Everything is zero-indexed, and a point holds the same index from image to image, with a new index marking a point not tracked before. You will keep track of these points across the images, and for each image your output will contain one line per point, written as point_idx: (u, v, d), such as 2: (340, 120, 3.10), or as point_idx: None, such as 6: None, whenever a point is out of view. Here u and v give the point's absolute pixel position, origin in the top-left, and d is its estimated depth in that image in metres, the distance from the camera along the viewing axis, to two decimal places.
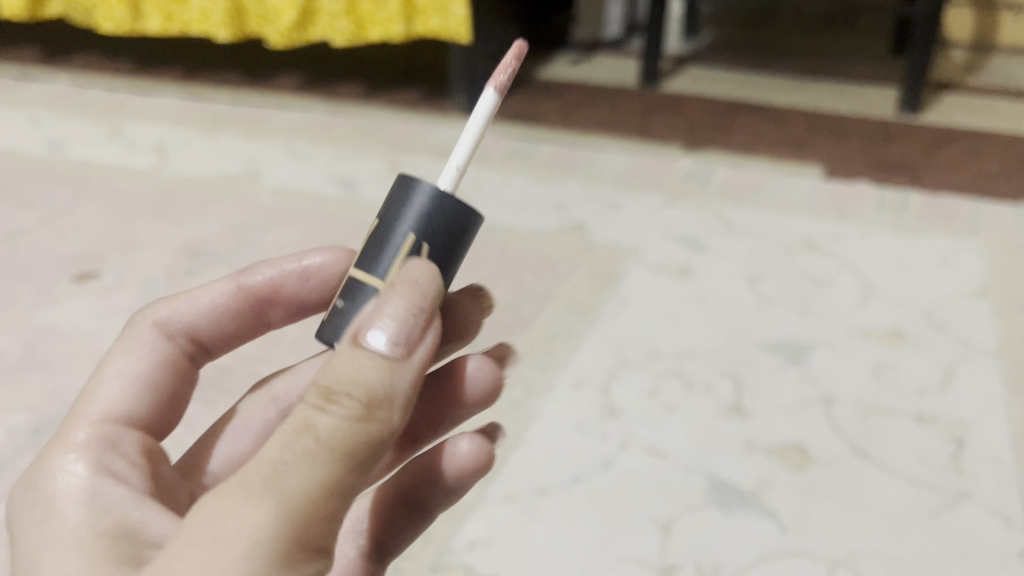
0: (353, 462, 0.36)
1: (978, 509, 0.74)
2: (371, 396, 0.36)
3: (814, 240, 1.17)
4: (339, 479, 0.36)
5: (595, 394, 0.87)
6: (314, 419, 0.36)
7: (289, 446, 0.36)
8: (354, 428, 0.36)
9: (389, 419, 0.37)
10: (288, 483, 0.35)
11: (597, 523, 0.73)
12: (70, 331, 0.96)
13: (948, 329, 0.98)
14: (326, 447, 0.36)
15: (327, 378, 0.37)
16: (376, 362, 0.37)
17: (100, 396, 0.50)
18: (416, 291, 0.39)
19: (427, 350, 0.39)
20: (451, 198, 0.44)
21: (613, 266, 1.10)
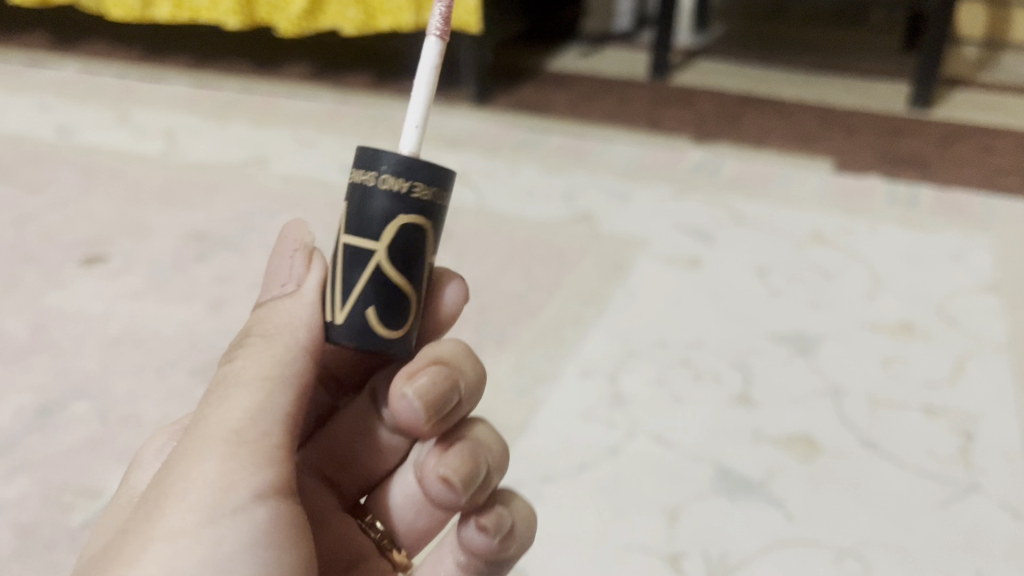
0: (276, 382, 0.46)
1: (987, 502, 0.74)
2: (270, 331, 0.47)
3: (824, 233, 1.17)
4: (262, 398, 0.45)
5: (602, 383, 0.87)
6: (229, 366, 0.47)
7: (214, 392, 0.46)
8: (259, 359, 0.46)
9: (294, 336, 0.47)
10: (217, 415, 0.45)
11: (603, 511, 0.73)
12: (78, 314, 0.96)
13: (958, 324, 0.98)
14: (240, 380, 0.45)
15: (239, 337, 0.49)
16: (274, 310, 0.48)
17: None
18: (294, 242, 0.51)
19: (318, 277, 0.49)
20: (416, 160, 0.44)
21: (621, 256, 1.10)
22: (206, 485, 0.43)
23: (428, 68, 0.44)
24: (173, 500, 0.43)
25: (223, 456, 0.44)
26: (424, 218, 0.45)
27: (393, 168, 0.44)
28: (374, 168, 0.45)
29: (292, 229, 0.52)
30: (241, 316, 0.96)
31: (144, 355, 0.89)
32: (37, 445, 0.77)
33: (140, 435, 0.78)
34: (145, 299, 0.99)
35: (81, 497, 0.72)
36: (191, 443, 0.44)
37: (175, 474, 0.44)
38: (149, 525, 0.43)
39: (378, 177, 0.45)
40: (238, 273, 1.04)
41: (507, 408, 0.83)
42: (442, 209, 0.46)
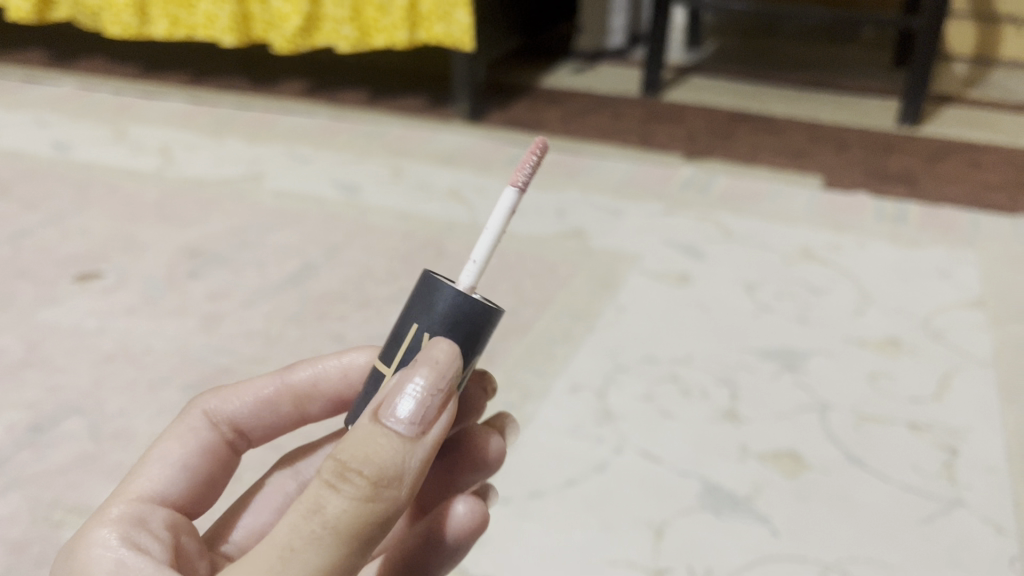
0: (363, 539, 0.38)
1: (970, 516, 0.74)
2: (378, 478, 0.38)
3: (812, 249, 1.18)
4: (342, 556, 0.38)
5: (591, 398, 0.88)
6: (326, 498, 0.38)
7: (300, 521, 0.38)
8: (362, 509, 0.38)
9: (396, 495, 0.39)
10: (297, 563, 0.37)
11: (590, 526, 0.73)
12: (72, 330, 0.97)
13: (944, 339, 0.99)
14: (334, 528, 0.37)
15: (340, 455, 0.38)
16: (389, 449, 0.38)
17: (139, 474, 0.51)
18: (439, 371, 0.40)
19: (443, 429, 0.40)
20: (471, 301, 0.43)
21: (612, 271, 1.11)
22: None
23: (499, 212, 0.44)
24: None
25: None
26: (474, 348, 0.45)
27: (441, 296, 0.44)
28: (426, 295, 0.44)
29: (441, 345, 0.41)
30: (235, 331, 0.97)
31: (137, 371, 0.90)
32: (29, 462, 0.78)
33: (131, 451, 0.79)
34: (138, 315, 1.00)
35: (71, 514, 0.72)
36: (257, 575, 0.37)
37: None
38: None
39: (429, 294, 0.44)
40: (231, 289, 1.05)
41: None
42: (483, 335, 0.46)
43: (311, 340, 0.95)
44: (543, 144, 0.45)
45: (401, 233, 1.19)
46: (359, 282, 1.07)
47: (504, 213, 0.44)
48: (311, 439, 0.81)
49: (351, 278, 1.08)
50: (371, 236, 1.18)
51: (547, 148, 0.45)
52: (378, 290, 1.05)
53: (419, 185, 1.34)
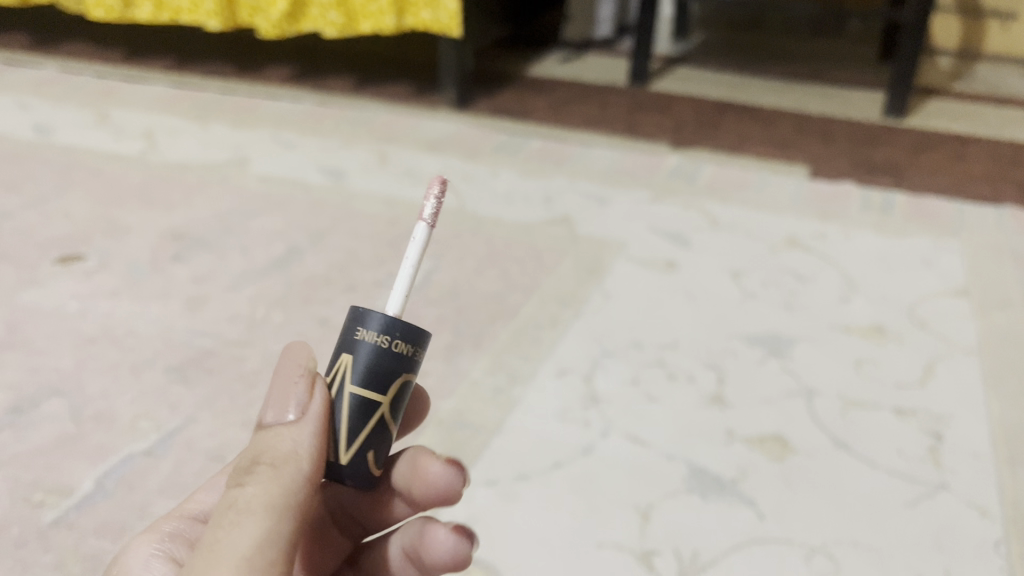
0: (285, 514, 0.39)
1: (956, 500, 0.74)
2: (277, 459, 0.40)
3: (798, 237, 1.18)
4: (274, 529, 0.39)
5: (577, 383, 0.88)
6: (236, 493, 0.39)
7: (218, 521, 0.39)
8: (273, 484, 0.39)
9: (302, 466, 0.41)
10: (227, 545, 0.37)
11: (577, 509, 0.73)
12: (53, 313, 0.95)
13: (929, 326, 0.99)
14: (250, 508, 0.38)
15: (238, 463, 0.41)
16: (280, 436, 0.41)
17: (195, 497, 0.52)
18: (298, 366, 0.44)
19: (326, 407, 0.43)
20: (388, 319, 0.43)
21: (598, 258, 1.11)
22: None
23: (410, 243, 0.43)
24: None
25: None
26: (400, 372, 0.43)
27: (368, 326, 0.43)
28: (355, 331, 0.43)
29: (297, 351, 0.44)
30: (218, 314, 0.96)
31: (119, 353, 0.89)
32: (9, 443, 0.77)
33: (113, 433, 0.78)
34: (121, 298, 0.99)
35: (52, 495, 0.71)
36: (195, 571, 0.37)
37: None
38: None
39: (357, 331, 0.43)
40: (215, 273, 1.04)
41: (483, 408, 0.83)
42: (416, 366, 0.44)
43: (296, 324, 0.95)
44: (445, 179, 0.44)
45: (387, 219, 1.18)
46: (344, 267, 1.06)
47: (417, 244, 0.43)
48: None
49: (336, 263, 1.07)
50: (357, 222, 1.17)
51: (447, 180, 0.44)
52: (364, 274, 1.05)
53: (405, 171, 1.33)
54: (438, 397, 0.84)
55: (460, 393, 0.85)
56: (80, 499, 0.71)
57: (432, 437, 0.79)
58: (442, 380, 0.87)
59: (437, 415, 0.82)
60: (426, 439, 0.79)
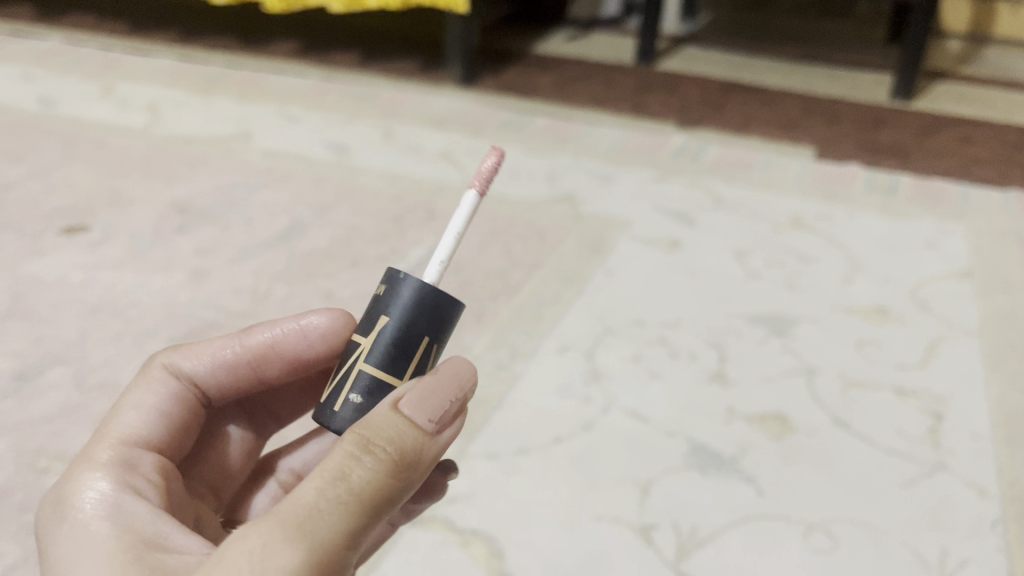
0: (373, 515, 0.37)
1: (954, 479, 0.75)
2: (399, 456, 0.38)
3: (802, 218, 1.18)
4: (360, 525, 0.36)
5: (579, 359, 0.88)
6: (351, 465, 0.37)
7: (324, 483, 0.36)
8: (383, 482, 0.37)
9: (411, 479, 0.39)
10: (322, 518, 0.35)
11: (577, 482, 0.73)
12: (57, 283, 0.96)
13: (931, 308, 0.99)
14: (358, 494, 0.36)
15: (364, 431, 0.38)
16: (409, 433, 0.39)
17: (117, 422, 0.48)
18: (456, 382, 0.43)
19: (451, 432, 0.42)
20: (435, 290, 0.45)
21: (602, 236, 1.11)
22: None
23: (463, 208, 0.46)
24: None
25: (305, 562, 0.34)
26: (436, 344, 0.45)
27: (411, 293, 0.44)
28: (391, 289, 0.45)
29: (460, 364, 0.44)
30: (222, 286, 0.97)
31: (124, 323, 0.89)
32: (14, 410, 0.77)
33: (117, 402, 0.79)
34: (125, 269, 0.99)
35: (56, 462, 0.72)
36: (289, 528, 0.34)
37: (257, 558, 0.33)
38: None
39: (391, 288, 0.45)
40: (218, 245, 1.04)
41: (485, 382, 0.84)
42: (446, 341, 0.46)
43: (300, 297, 0.95)
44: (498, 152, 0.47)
45: (391, 194, 1.18)
46: (347, 242, 1.06)
47: (467, 210, 0.46)
48: None
49: (340, 237, 1.07)
50: (361, 197, 1.17)
51: (501, 152, 0.47)
52: (367, 249, 1.05)
53: (410, 147, 1.33)
54: None
55: None
56: None
57: None
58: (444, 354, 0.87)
59: None
60: None
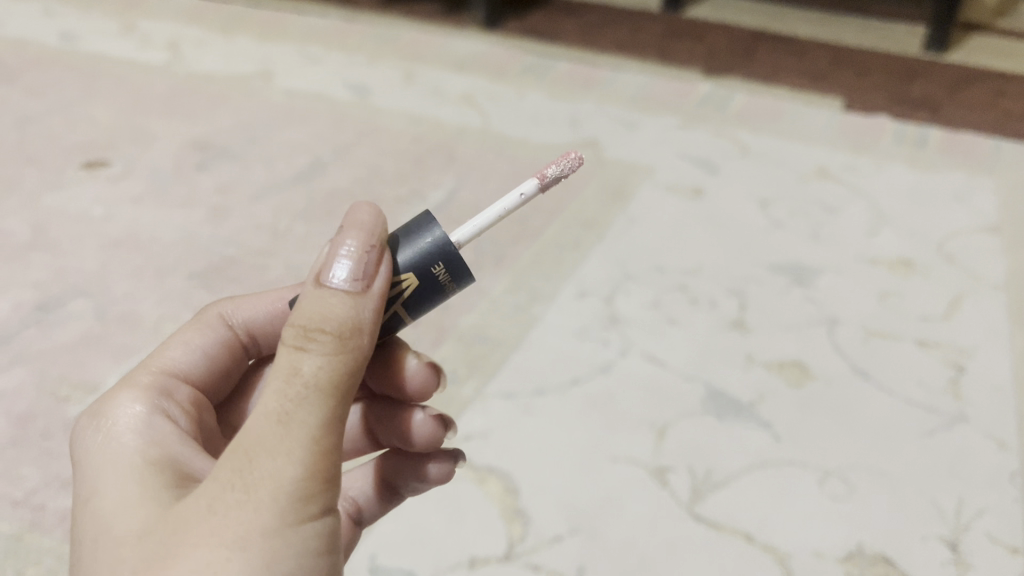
0: (344, 393, 0.39)
1: (973, 431, 0.74)
2: (340, 331, 0.39)
3: (828, 169, 1.16)
4: (336, 405, 0.38)
5: (598, 303, 0.88)
6: (299, 360, 0.38)
7: (284, 387, 0.38)
8: (335, 363, 0.39)
9: (362, 344, 0.40)
10: (293, 416, 0.37)
11: (593, 423, 0.73)
12: (78, 216, 0.96)
13: (957, 261, 0.98)
14: (315, 384, 0.38)
15: (298, 321, 0.39)
16: (340, 305, 0.40)
17: (161, 355, 0.52)
18: (366, 230, 0.42)
19: (386, 279, 0.42)
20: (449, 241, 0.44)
21: (624, 182, 1.10)
22: (269, 479, 0.36)
23: (515, 193, 0.46)
24: (246, 509, 0.36)
25: (295, 458, 0.37)
26: (426, 294, 0.44)
27: (424, 228, 0.44)
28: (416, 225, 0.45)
29: (364, 209, 0.43)
30: (241, 224, 0.96)
31: (143, 257, 0.90)
32: (36, 339, 0.78)
33: (137, 333, 0.79)
34: (145, 205, 0.99)
35: (78, 390, 0.73)
36: (266, 440, 0.37)
37: (252, 470, 0.37)
38: (211, 548, 0.35)
39: (415, 228, 0.44)
40: (238, 183, 1.04)
41: (503, 324, 0.84)
42: (439, 297, 0.45)
43: (319, 236, 0.95)
44: (580, 163, 0.47)
45: (412, 136, 1.17)
46: (367, 182, 1.06)
47: (520, 196, 0.46)
48: None
49: (360, 177, 1.07)
50: (381, 138, 1.16)
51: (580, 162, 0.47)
52: (387, 190, 1.04)
53: (431, 90, 1.31)
54: (458, 312, 0.85)
55: (481, 309, 0.86)
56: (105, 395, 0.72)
57: (453, 351, 0.80)
58: (463, 296, 0.87)
59: (457, 328, 0.83)
60: (446, 353, 0.80)
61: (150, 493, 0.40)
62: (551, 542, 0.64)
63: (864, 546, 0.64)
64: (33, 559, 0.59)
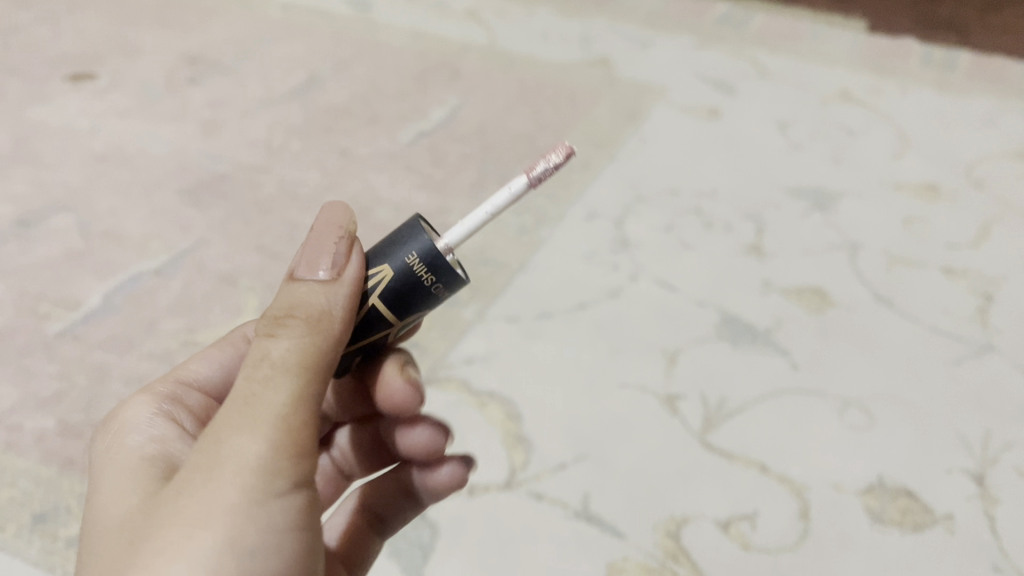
0: (316, 376, 0.37)
1: (1002, 361, 0.70)
2: (311, 315, 0.37)
3: (851, 91, 1.10)
4: (305, 387, 0.36)
5: (607, 226, 0.83)
6: (268, 345, 0.37)
7: (251, 373, 0.36)
8: (306, 345, 0.37)
9: (334, 330, 0.38)
10: (259, 397, 0.35)
11: (601, 348, 0.70)
12: (62, 129, 0.91)
13: (986, 188, 0.93)
14: (284, 365, 0.36)
15: (271, 311, 0.38)
16: (312, 293, 0.38)
17: (183, 366, 0.49)
18: (336, 226, 0.41)
19: (359, 268, 0.40)
20: (417, 227, 0.40)
21: (637, 102, 1.04)
22: (230, 458, 0.34)
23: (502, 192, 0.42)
24: (206, 489, 0.33)
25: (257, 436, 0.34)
26: (402, 289, 0.40)
27: (407, 225, 0.41)
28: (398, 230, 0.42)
29: (336, 210, 0.43)
30: (234, 139, 0.92)
31: (131, 172, 0.85)
32: (15, 254, 0.74)
33: (123, 251, 0.76)
34: (133, 119, 0.94)
35: (59, 307, 0.69)
36: (227, 422, 0.35)
37: (213, 452, 0.34)
38: (169, 529, 0.33)
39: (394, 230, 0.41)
40: (231, 98, 0.99)
41: (507, 246, 0.79)
42: (421, 292, 0.40)
43: (315, 154, 0.90)
44: (573, 153, 0.42)
45: (414, 52, 1.11)
46: (367, 98, 1.00)
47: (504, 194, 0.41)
48: None
49: (359, 93, 1.01)
50: (382, 54, 1.10)
51: (574, 154, 0.42)
52: (387, 107, 0.99)
53: (435, 5, 1.25)
54: None
55: (484, 231, 0.81)
56: (87, 313, 0.69)
57: None
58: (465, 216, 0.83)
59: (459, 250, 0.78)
60: None
61: (141, 484, 0.37)
62: (555, 470, 0.60)
63: (885, 478, 0.61)
64: (9, 480, 0.56)
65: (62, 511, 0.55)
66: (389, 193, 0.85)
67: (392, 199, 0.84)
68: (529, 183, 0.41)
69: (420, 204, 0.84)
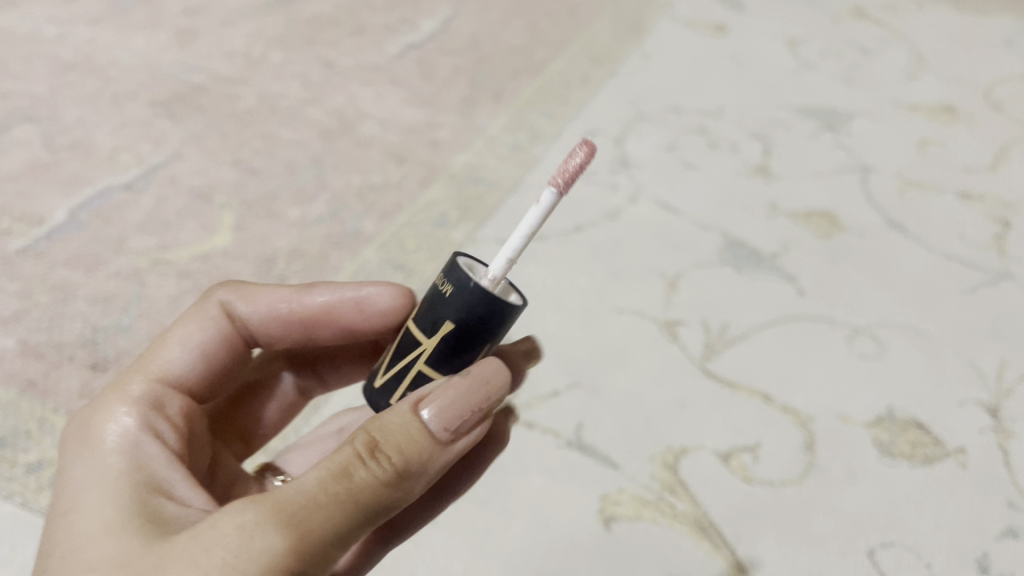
0: (362, 528, 0.31)
1: (1019, 289, 0.67)
2: (405, 467, 0.32)
3: (865, 8, 1.05)
4: (355, 530, 0.31)
5: (606, 144, 0.79)
6: (357, 464, 0.31)
7: (323, 482, 0.30)
8: (384, 493, 0.31)
9: (411, 492, 0.33)
10: (320, 512, 0.29)
11: (597, 272, 0.66)
12: (28, 36, 0.86)
13: (1005, 110, 0.88)
14: (356, 498, 0.30)
15: (378, 433, 0.32)
16: (421, 445, 0.33)
17: (156, 354, 0.41)
18: (486, 388, 0.35)
19: (469, 444, 0.35)
20: (481, 307, 0.35)
21: (640, 14, 0.98)
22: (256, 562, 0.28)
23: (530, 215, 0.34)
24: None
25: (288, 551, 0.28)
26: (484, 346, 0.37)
27: (447, 270, 0.36)
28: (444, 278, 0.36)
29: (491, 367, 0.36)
30: (211, 49, 0.86)
31: (100, 82, 0.80)
32: None
33: (90, 164, 0.71)
34: (104, 26, 0.88)
35: (21, 223, 0.65)
36: (278, 517, 0.29)
37: (244, 544, 0.28)
38: None
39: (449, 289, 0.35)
40: (209, 6, 0.93)
41: (500, 163, 0.75)
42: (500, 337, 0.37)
43: (298, 66, 0.85)
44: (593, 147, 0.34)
45: None
46: (353, 8, 0.95)
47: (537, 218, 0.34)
48: (292, 169, 0.73)
49: (345, 3, 0.95)
50: None
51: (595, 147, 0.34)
52: (374, 18, 0.93)
53: None
54: (449, 151, 0.76)
55: (476, 148, 0.76)
56: (52, 229, 0.65)
57: (443, 191, 0.71)
58: (456, 134, 0.78)
59: (449, 168, 0.74)
60: (435, 193, 0.71)
61: (126, 522, 0.31)
62: (548, 398, 0.57)
63: (895, 410, 0.57)
64: None
65: (22, 435, 0.51)
66: (375, 108, 0.80)
67: (379, 114, 0.79)
68: (556, 191, 0.34)
69: (409, 121, 0.79)
